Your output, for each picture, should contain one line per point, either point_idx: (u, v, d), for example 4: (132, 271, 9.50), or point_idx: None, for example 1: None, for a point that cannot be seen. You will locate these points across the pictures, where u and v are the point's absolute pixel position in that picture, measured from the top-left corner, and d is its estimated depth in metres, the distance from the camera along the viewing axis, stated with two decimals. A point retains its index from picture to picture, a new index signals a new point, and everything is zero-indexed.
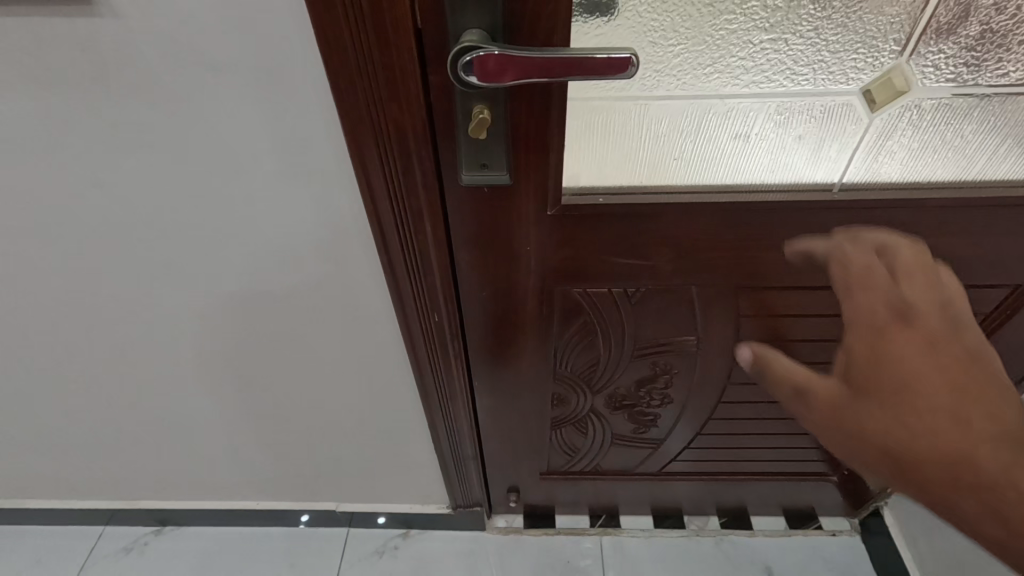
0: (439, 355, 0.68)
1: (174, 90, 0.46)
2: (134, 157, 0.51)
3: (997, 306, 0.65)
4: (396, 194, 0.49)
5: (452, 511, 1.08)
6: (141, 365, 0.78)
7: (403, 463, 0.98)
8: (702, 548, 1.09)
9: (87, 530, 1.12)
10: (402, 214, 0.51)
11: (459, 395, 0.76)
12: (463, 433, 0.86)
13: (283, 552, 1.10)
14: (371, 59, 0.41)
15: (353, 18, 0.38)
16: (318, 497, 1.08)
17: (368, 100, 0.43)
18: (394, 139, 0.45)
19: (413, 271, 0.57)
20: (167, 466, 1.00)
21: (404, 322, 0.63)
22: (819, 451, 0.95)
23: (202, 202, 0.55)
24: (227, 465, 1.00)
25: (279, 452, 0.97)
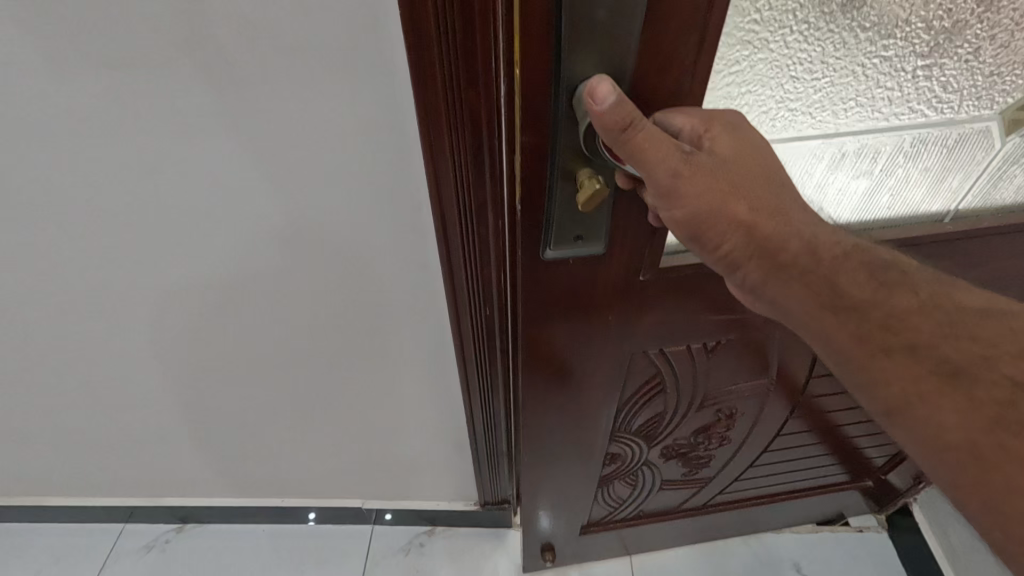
0: (485, 355, 0.67)
1: (251, 79, 0.43)
2: (194, 144, 0.48)
3: None
4: (467, 212, 0.45)
5: (479, 506, 1.08)
6: (179, 365, 0.75)
7: (435, 458, 0.97)
8: (730, 547, 1.09)
9: (108, 527, 1.11)
10: (467, 229, 0.47)
11: (501, 392, 0.74)
12: (501, 427, 0.85)
13: (308, 549, 1.09)
14: (457, 74, 0.35)
15: (445, 23, 0.32)
16: (344, 493, 1.06)
17: (448, 94, 0.36)
18: (470, 158, 0.40)
19: (472, 280, 0.54)
20: (194, 464, 0.98)
21: (456, 322, 0.61)
22: (836, 466, 0.92)
23: (264, 196, 0.52)
24: (254, 464, 0.98)
25: (310, 453, 0.95)
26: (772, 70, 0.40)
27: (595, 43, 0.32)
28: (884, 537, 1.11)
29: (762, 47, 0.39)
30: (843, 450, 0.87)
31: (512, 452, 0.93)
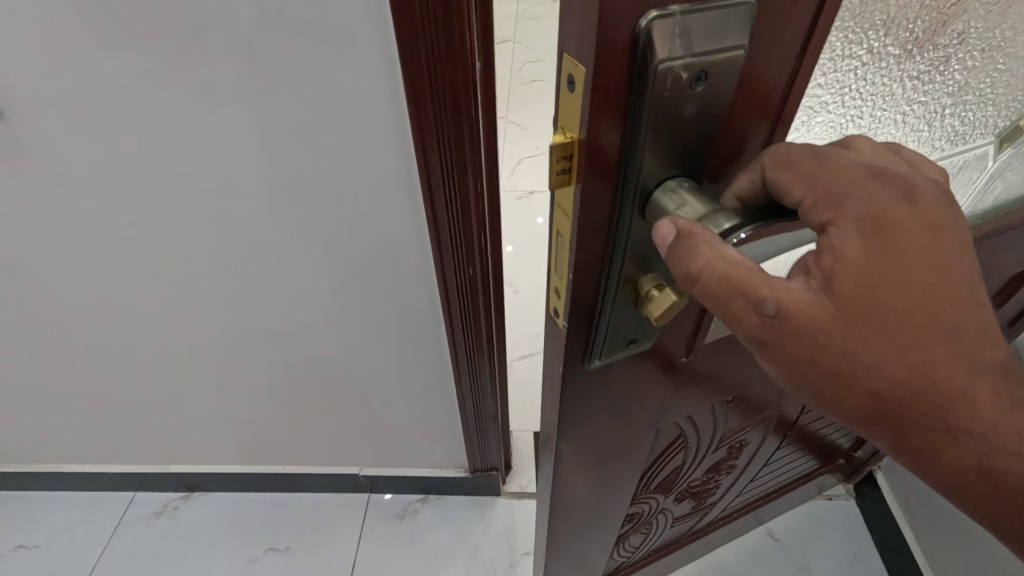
0: (470, 312, 0.76)
1: (253, 48, 0.49)
2: (215, 112, 0.54)
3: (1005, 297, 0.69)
4: (450, 166, 0.58)
5: (469, 474, 1.13)
6: (194, 329, 0.82)
7: (427, 428, 1.02)
8: None
9: (119, 495, 1.18)
10: (450, 178, 0.59)
11: (486, 352, 0.84)
12: (488, 393, 0.93)
13: (309, 515, 1.16)
14: (437, 47, 0.48)
15: (429, 9, 0.46)
16: (341, 462, 1.11)
17: (430, 61, 0.49)
18: (450, 116, 0.53)
19: (454, 234, 0.65)
20: (198, 433, 1.04)
21: (443, 278, 0.70)
22: (811, 459, 0.97)
23: (266, 161, 0.59)
24: (254, 434, 1.04)
25: (309, 421, 1.01)
26: (824, 131, 0.40)
27: (671, 145, 0.30)
28: (851, 504, 1.18)
29: (826, 108, 0.38)
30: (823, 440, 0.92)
31: (498, 417, 0.99)
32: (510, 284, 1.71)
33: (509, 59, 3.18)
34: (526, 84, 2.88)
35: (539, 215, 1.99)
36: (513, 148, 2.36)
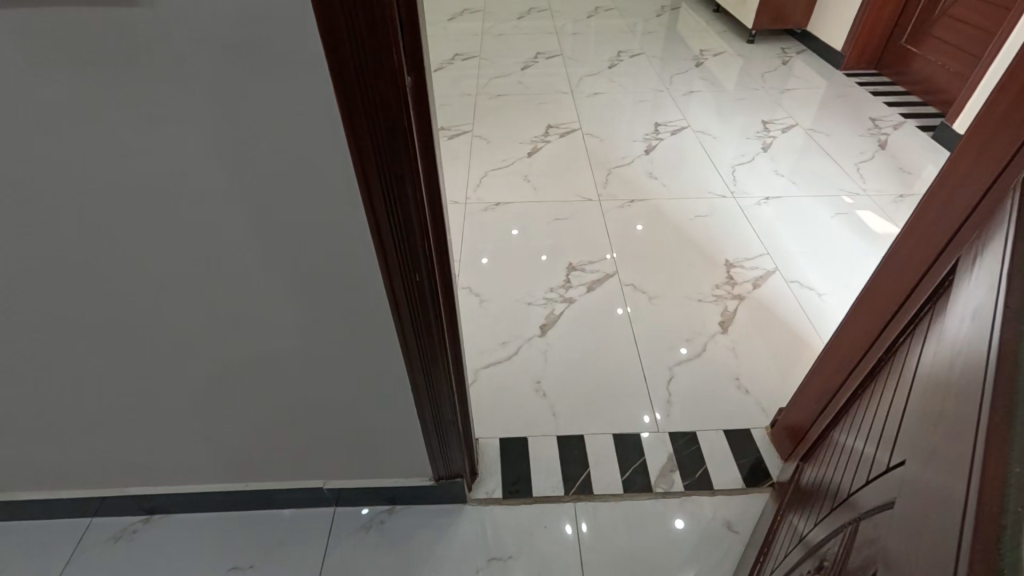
0: (421, 318, 0.78)
1: (185, 69, 0.51)
2: (159, 129, 0.56)
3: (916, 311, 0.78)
4: (387, 176, 0.60)
5: (434, 482, 1.15)
6: (147, 347, 0.82)
7: (388, 439, 1.03)
8: (668, 508, 1.19)
9: (76, 521, 1.16)
10: (388, 186, 0.61)
11: (439, 357, 0.86)
12: (445, 399, 0.95)
13: (274, 531, 1.15)
14: (366, 64, 0.51)
15: (353, 27, 0.48)
16: (304, 476, 1.12)
17: (361, 77, 0.52)
18: (384, 128, 0.56)
19: (398, 243, 0.67)
20: (155, 454, 1.03)
21: (390, 285, 0.72)
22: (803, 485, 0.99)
23: (204, 177, 0.60)
24: (214, 452, 1.03)
25: (269, 436, 1.01)
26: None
27: None
28: None
29: None
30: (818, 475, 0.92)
31: (458, 422, 1.01)
32: (477, 294, 1.74)
33: (475, 75, 3.25)
34: (492, 99, 2.94)
35: (505, 226, 2.03)
36: (479, 162, 2.40)
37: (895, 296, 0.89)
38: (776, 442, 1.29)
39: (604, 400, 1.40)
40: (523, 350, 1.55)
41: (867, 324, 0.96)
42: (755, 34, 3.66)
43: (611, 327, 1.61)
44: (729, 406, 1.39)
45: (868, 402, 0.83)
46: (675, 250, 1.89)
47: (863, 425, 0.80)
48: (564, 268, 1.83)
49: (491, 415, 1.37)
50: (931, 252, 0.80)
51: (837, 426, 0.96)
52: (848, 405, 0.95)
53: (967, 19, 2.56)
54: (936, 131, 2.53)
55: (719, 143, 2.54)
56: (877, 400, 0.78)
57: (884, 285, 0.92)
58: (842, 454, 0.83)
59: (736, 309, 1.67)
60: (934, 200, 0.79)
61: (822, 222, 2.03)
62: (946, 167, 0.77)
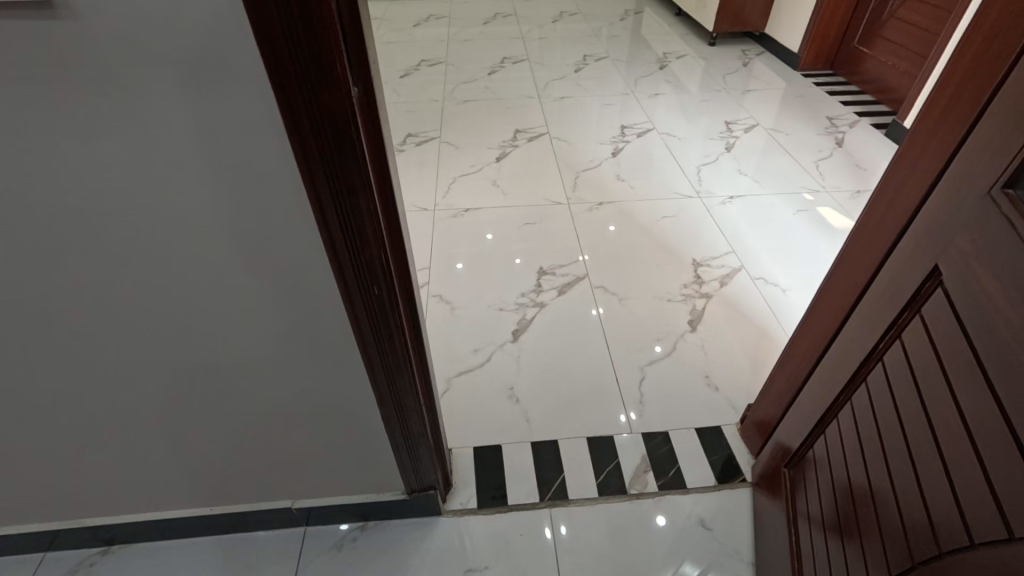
0: (383, 331, 0.77)
1: (118, 85, 0.49)
2: (89, 144, 0.53)
3: (868, 303, 0.84)
4: (336, 189, 0.59)
5: (407, 495, 1.12)
6: (94, 371, 0.78)
7: (357, 452, 1.01)
8: (641, 509, 1.20)
9: (29, 557, 1.10)
10: (338, 199, 0.60)
11: (403, 369, 0.84)
12: (413, 412, 0.93)
13: (241, 555, 1.12)
14: (309, 79, 0.50)
15: (291, 43, 0.48)
16: (271, 496, 1.09)
17: (302, 89, 0.51)
18: (330, 140, 0.55)
19: (353, 255, 0.66)
20: (111, 482, 0.98)
21: (348, 298, 0.71)
22: (808, 490, 1.00)
23: (146, 195, 0.58)
24: (174, 476, 1.00)
25: (233, 457, 0.98)
26: None
27: None
28: None
29: None
30: (832, 492, 0.92)
31: (428, 434, 0.99)
32: (447, 302, 1.72)
33: (441, 81, 3.23)
34: (459, 105, 2.93)
35: (476, 232, 2.02)
36: (447, 168, 2.39)
37: (847, 293, 0.91)
38: (746, 438, 1.31)
39: (578, 403, 1.40)
40: (495, 356, 1.54)
41: (825, 322, 0.99)
42: (716, 37, 3.74)
43: (582, 329, 1.62)
44: (701, 404, 1.40)
45: (862, 409, 0.84)
46: (644, 251, 1.91)
47: (872, 433, 0.81)
48: (535, 272, 1.83)
49: (464, 424, 1.36)
50: (877, 249, 0.83)
51: (823, 430, 0.97)
52: (824, 406, 0.96)
53: (914, 20, 2.66)
54: (889, 128, 2.62)
55: (684, 144, 2.58)
56: (880, 409, 0.79)
57: (838, 284, 0.94)
58: (860, 471, 0.83)
59: (704, 308, 1.69)
60: (882, 201, 0.82)
61: (784, 219, 2.07)
62: (891, 168, 0.80)
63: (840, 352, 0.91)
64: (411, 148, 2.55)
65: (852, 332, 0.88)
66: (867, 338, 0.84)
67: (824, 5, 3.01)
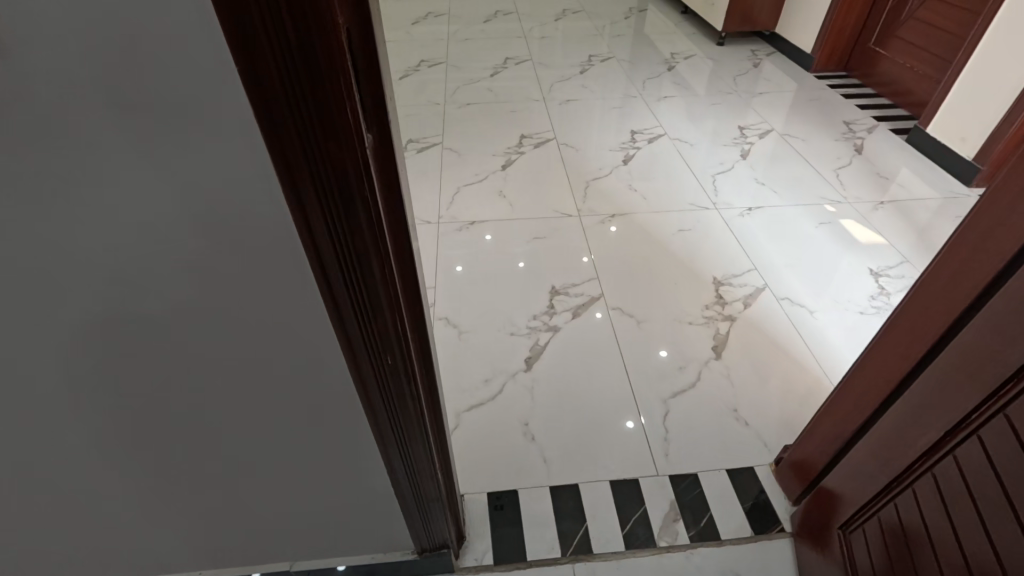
0: (396, 400, 0.66)
1: (65, 136, 0.38)
2: (35, 209, 0.43)
3: (951, 359, 0.73)
4: (344, 255, 0.48)
5: (418, 554, 1.03)
6: (56, 450, 0.67)
7: (363, 514, 0.91)
8: (672, 564, 1.10)
9: None
10: (347, 266, 0.49)
11: (417, 436, 0.73)
12: (427, 475, 0.82)
13: None
14: (311, 128, 0.39)
15: (289, 88, 0.37)
16: (269, 557, 0.99)
17: (304, 141, 0.40)
18: (337, 199, 0.44)
19: (364, 326, 0.55)
20: (87, 551, 0.88)
21: (356, 370, 0.60)
22: (876, 555, 0.90)
23: (109, 264, 0.47)
24: (158, 542, 0.89)
25: (224, 522, 0.88)
26: None
27: None
28: None
29: None
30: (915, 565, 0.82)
31: (443, 496, 0.89)
32: (454, 324, 1.61)
33: (442, 83, 3.11)
34: (461, 108, 2.81)
35: (481, 246, 1.91)
36: (451, 177, 2.28)
37: (916, 340, 0.82)
38: (782, 481, 1.21)
39: (598, 441, 1.30)
40: (507, 387, 1.43)
41: (887, 368, 0.89)
42: (724, 36, 3.63)
43: (600, 356, 1.51)
44: (731, 442, 1.31)
45: (952, 479, 0.74)
46: (662, 268, 1.80)
47: (965, 503, 0.72)
48: (546, 292, 1.72)
49: (477, 466, 1.26)
50: (960, 296, 0.73)
51: (893, 491, 0.87)
52: (894, 465, 0.86)
53: (935, 23, 2.56)
54: (909, 134, 2.52)
55: (697, 151, 2.47)
56: (981, 483, 0.69)
57: (903, 329, 0.84)
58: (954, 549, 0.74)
59: (728, 332, 1.59)
60: (963, 243, 0.72)
61: (807, 232, 1.97)
62: (976, 207, 0.70)
63: (913, 408, 0.81)
64: (413, 155, 2.43)
65: (926, 387, 0.78)
66: (954, 399, 0.73)
67: (839, 5, 2.90)
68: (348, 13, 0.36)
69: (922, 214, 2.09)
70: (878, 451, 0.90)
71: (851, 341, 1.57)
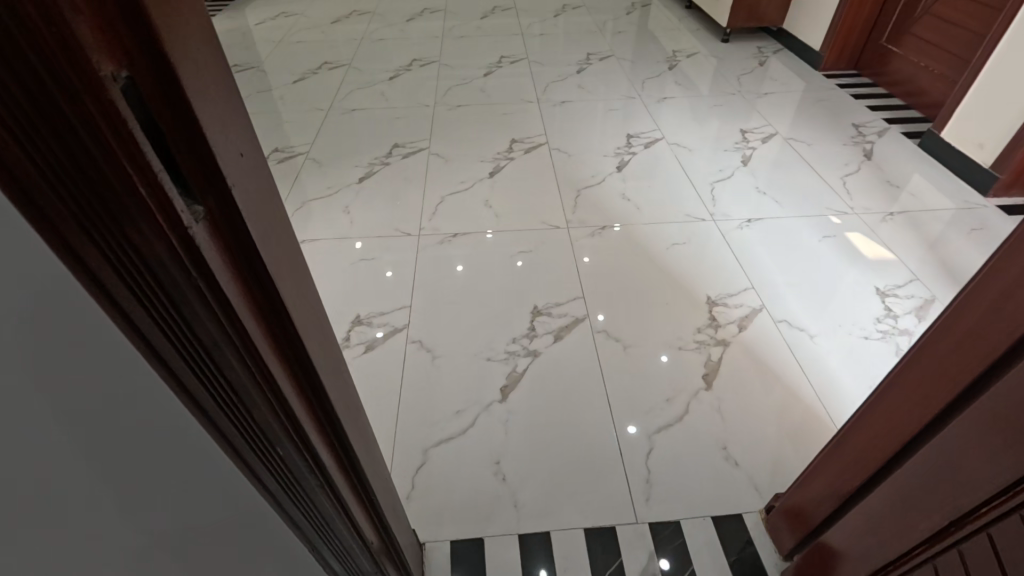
0: (302, 491, 0.57)
1: None
2: None
3: (958, 432, 0.64)
4: (193, 356, 0.38)
5: None
6: None
7: None
8: None
9: None
10: (200, 367, 0.39)
11: (337, 519, 0.64)
12: (358, 550, 0.73)
13: None
14: (99, 222, 0.29)
15: (55, 177, 0.27)
16: None
17: (96, 239, 0.30)
18: (164, 298, 0.34)
19: (244, 427, 0.45)
20: None
21: (248, 474, 0.50)
22: None
23: None
24: None
25: None
26: None
27: None
28: None
29: None
30: None
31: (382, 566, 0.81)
32: (428, 349, 1.52)
33: (432, 83, 3.00)
34: (451, 111, 2.71)
35: (461, 260, 1.81)
36: (436, 185, 2.18)
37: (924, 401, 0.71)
38: (773, 531, 1.11)
39: (574, 484, 1.21)
40: (480, 420, 1.34)
41: (889, 428, 0.78)
42: (729, 33, 3.48)
43: (582, 384, 1.41)
44: (718, 485, 1.21)
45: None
46: (652, 287, 1.70)
47: None
48: (529, 312, 1.62)
49: (443, 510, 1.17)
50: (972, 360, 0.63)
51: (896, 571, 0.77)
52: (898, 542, 0.76)
53: (952, 19, 2.41)
54: (922, 138, 2.38)
55: (695, 157, 2.35)
56: None
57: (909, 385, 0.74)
58: None
59: (720, 358, 1.48)
60: (980, 296, 0.62)
61: (809, 246, 1.86)
62: (995, 256, 0.60)
63: (918, 484, 0.71)
64: (397, 161, 2.34)
65: (934, 458, 0.68)
66: (963, 481, 0.64)
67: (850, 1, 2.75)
68: (119, 54, 0.26)
69: (935, 225, 1.96)
70: (879, 523, 0.80)
71: (853, 369, 1.46)
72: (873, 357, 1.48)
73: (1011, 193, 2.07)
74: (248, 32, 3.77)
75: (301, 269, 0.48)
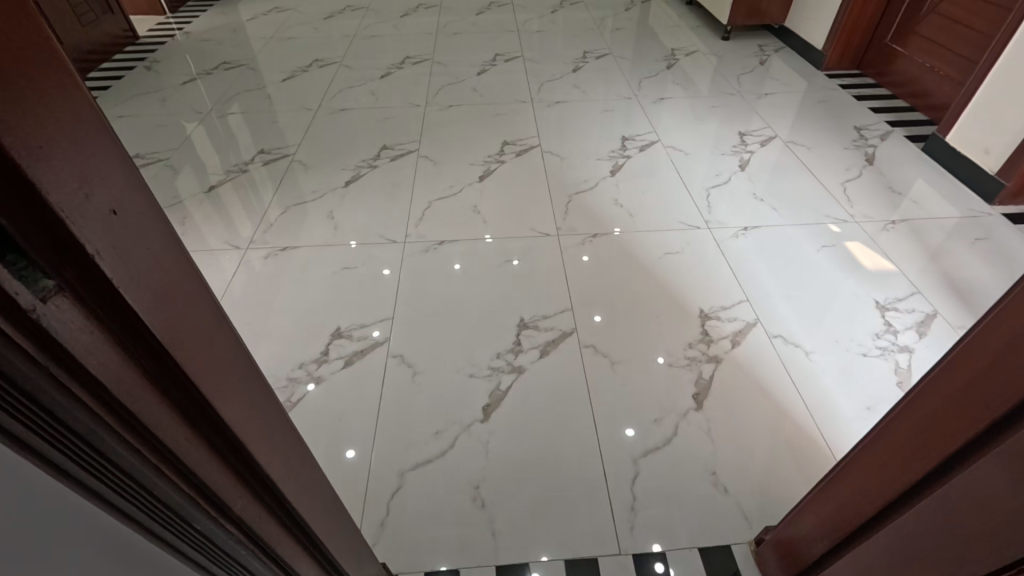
0: (235, 558, 0.52)
1: None
2: None
3: (950, 493, 0.58)
4: (75, 448, 0.33)
5: None
6: None
7: None
8: None
9: None
10: (86, 458, 0.34)
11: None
12: None
13: None
14: None
15: None
16: None
17: None
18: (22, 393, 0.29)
19: (152, 509, 0.40)
20: None
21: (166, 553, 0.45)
22: None
23: None
24: None
25: None
26: None
27: None
28: None
29: None
30: None
31: None
32: (409, 365, 1.46)
33: (425, 82, 2.93)
34: (442, 111, 2.64)
35: (447, 270, 1.76)
36: (424, 189, 2.12)
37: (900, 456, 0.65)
38: (761, 563, 1.07)
39: (556, 512, 1.16)
40: (460, 442, 1.28)
41: (876, 478, 0.72)
42: (730, 31, 3.39)
43: (568, 403, 1.36)
44: (706, 513, 1.16)
45: None
46: (643, 299, 1.64)
47: None
48: (514, 325, 1.56)
49: (418, 538, 1.12)
50: (962, 421, 0.57)
51: None
52: None
53: (959, 19, 2.33)
54: (926, 142, 2.31)
55: (691, 160, 2.28)
56: None
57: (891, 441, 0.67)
58: None
59: (711, 376, 1.42)
60: (977, 352, 0.55)
61: (808, 256, 1.79)
62: (993, 310, 0.53)
63: (910, 539, 0.66)
64: (385, 164, 2.28)
65: (925, 516, 0.62)
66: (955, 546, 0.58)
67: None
68: None
69: (938, 234, 1.89)
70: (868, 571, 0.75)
71: (850, 389, 1.40)
72: (871, 377, 1.43)
73: (1017, 201, 2.00)
74: (239, 27, 3.69)
75: (215, 324, 0.43)
